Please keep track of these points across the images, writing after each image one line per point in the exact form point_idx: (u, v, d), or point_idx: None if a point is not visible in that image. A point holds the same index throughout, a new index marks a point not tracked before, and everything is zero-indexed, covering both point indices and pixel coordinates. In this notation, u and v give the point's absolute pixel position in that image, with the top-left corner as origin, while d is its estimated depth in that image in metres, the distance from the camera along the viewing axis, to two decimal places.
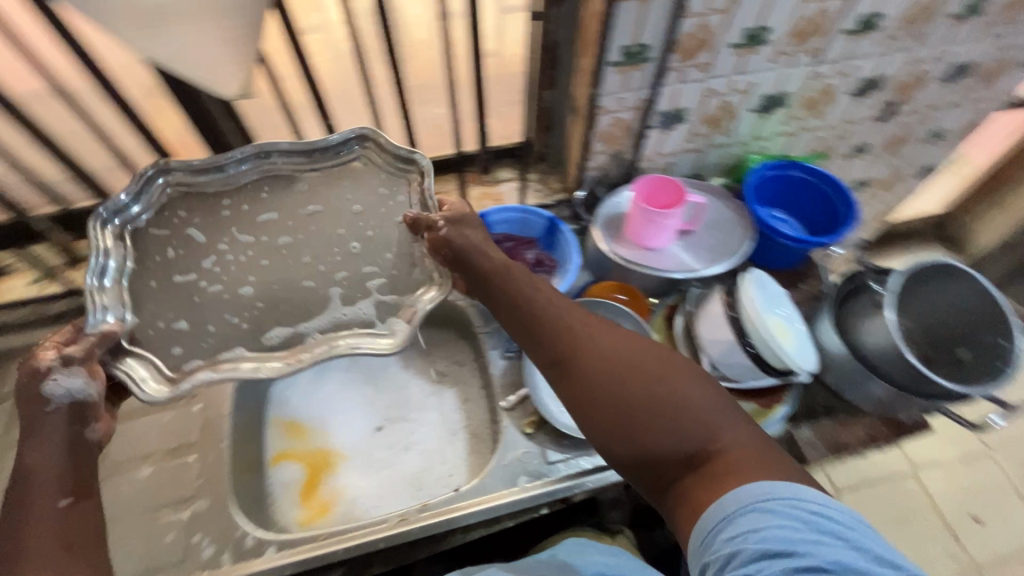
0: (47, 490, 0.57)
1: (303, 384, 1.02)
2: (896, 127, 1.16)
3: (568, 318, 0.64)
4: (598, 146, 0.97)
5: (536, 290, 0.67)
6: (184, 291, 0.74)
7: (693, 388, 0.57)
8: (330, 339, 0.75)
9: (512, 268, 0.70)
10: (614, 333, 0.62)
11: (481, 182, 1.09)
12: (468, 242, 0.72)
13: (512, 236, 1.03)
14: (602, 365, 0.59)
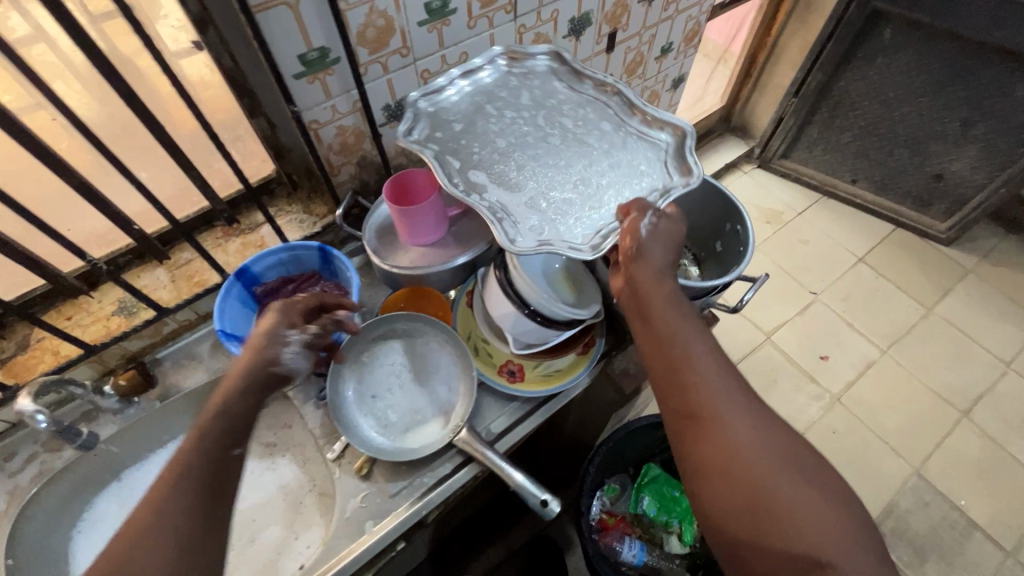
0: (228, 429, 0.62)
1: (114, 520, 0.89)
2: (625, 53, 1.24)
3: (710, 376, 0.65)
4: (336, 158, 0.91)
5: (692, 343, 0.67)
6: (477, 131, 0.83)
7: (791, 481, 0.60)
8: (616, 181, 0.80)
9: (671, 311, 0.69)
10: (738, 389, 0.66)
11: (238, 232, 0.97)
12: (645, 259, 0.70)
13: (289, 277, 0.95)
14: (705, 446, 0.63)
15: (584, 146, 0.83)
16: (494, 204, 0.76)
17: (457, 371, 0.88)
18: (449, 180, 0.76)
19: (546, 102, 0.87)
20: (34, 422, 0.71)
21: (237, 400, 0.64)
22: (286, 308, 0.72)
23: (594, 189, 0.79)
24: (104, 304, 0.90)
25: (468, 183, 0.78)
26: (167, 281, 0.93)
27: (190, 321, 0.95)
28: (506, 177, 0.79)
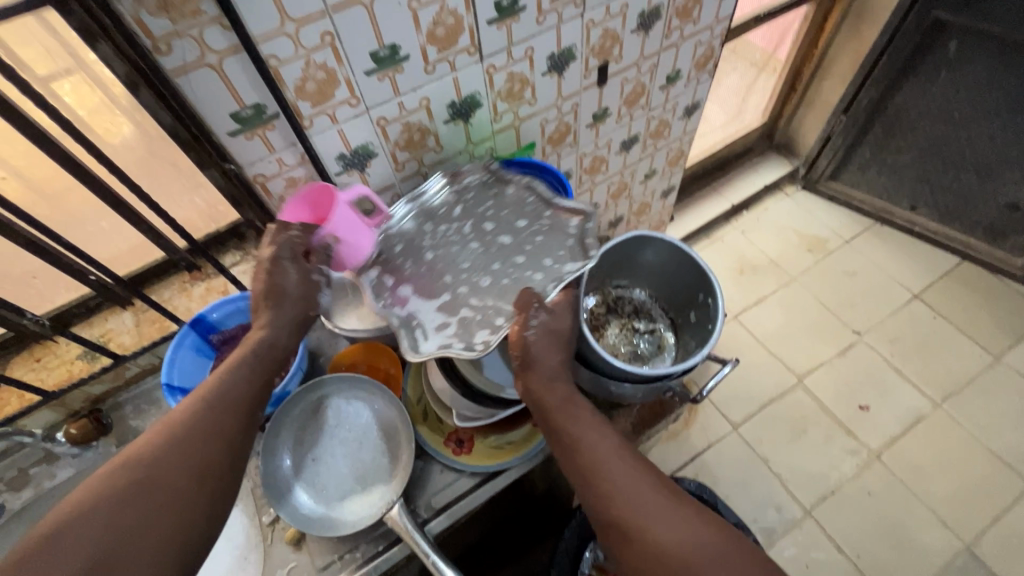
0: (251, 396, 0.68)
1: None
2: (623, 85, 1.14)
3: (619, 478, 0.63)
4: (291, 207, 0.88)
5: (606, 448, 0.65)
6: (422, 237, 0.83)
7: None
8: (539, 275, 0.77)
9: (577, 416, 0.68)
10: (657, 485, 0.64)
11: (203, 277, 0.97)
12: (544, 363, 0.70)
13: (248, 325, 0.94)
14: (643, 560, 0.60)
15: (507, 243, 0.81)
16: (410, 315, 0.76)
17: (400, 435, 0.84)
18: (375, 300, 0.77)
19: (475, 210, 0.85)
20: None
21: (240, 381, 0.68)
22: (281, 265, 0.73)
23: (521, 279, 0.77)
24: (69, 349, 0.91)
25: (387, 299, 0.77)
26: (131, 326, 0.94)
27: (152, 366, 0.95)
28: (431, 285, 0.79)
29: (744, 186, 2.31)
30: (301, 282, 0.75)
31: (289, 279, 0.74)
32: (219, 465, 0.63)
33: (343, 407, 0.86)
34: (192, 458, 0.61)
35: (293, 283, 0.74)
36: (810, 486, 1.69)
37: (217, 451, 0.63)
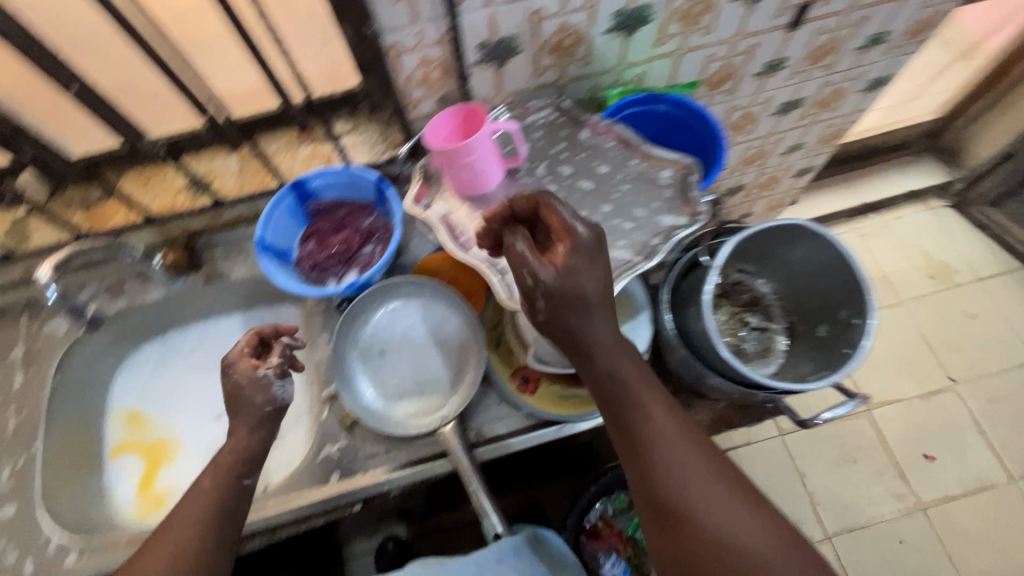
0: (235, 467, 0.68)
1: (145, 373, 0.98)
2: (814, 36, 0.95)
3: (653, 418, 0.57)
4: (415, 90, 0.81)
5: (676, 439, 0.56)
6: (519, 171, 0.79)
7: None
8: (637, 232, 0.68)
9: (639, 392, 0.59)
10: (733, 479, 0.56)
11: (310, 140, 0.94)
12: (565, 317, 0.58)
13: (344, 202, 0.91)
14: (702, 554, 0.52)
15: (591, 189, 0.74)
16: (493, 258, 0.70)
17: (468, 354, 0.82)
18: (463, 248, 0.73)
19: (547, 151, 0.80)
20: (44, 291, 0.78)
21: (255, 442, 0.71)
22: (234, 367, 0.73)
23: (614, 233, 0.69)
24: (175, 178, 0.92)
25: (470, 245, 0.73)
26: (235, 171, 0.93)
27: (246, 216, 0.95)
28: None
29: (883, 186, 2.03)
30: (246, 379, 0.72)
31: (240, 374, 0.72)
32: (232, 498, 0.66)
33: (412, 315, 0.84)
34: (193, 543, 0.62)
35: (243, 382, 0.72)
36: (840, 514, 1.63)
37: (213, 526, 0.64)
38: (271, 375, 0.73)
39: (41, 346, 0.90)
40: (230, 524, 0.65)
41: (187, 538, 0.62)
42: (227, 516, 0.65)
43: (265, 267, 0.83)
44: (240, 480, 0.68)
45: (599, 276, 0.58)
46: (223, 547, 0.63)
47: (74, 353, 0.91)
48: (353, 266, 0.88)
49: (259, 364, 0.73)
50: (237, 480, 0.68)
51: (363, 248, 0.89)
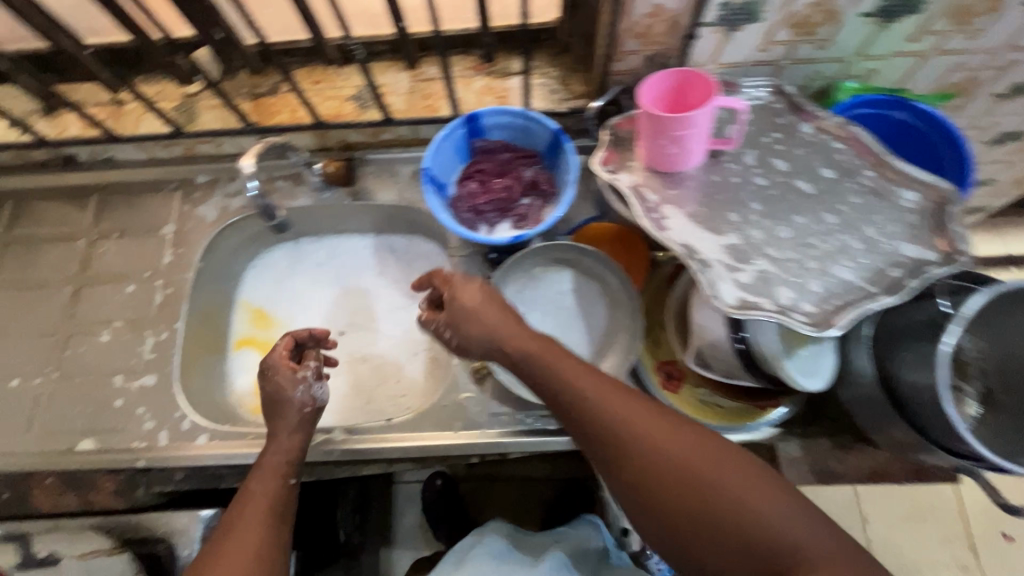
0: (281, 468, 0.70)
1: (275, 273, 0.99)
2: None
3: (557, 368, 0.61)
4: (629, 41, 0.72)
5: (558, 390, 0.61)
6: (727, 156, 0.71)
7: (785, 514, 0.50)
8: (865, 256, 0.61)
9: (585, 386, 0.60)
10: (632, 420, 0.57)
11: (487, 72, 0.88)
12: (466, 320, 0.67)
13: (510, 146, 0.86)
14: (674, 497, 0.53)
15: (810, 194, 0.66)
16: (689, 245, 0.64)
17: (617, 337, 0.77)
18: (661, 229, 0.66)
19: (760, 140, 0.72)
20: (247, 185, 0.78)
21: (294, 440, 0.73)
22: (274, 368, 0.76)
23: (842, 252, 0.61)
24: (345, 85, 0.89)
25: (671, 228, 0.66)
26: (405, 90, 0.88)
27: (404, 139, 0.92)
28: (714, 217, 0.67)
29: None
30: (288, 378, 0.75)
31: (280, 376, 0.75)
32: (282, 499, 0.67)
33: (563, 281, 0.80)
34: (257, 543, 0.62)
35: (283, 381, 0.75)
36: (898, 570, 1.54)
37: (274, 528, 0.65)
38: (309, 375, 0.77)
39: (190, 227, 0.91)
40: (284, 525, 0.66)
41: (256, 540, 0.62)
42: (277, 516, 0.66)
43: (428, 199, 0.79)
44: (286, 481, 0.70)
45: (489, 311, 0.67)
46: (286, 550, 0.65)
47: (219, 242, 0.92)
48: (508, 217, 0.84)
49: (298, 368, 0.77)
50: (285, 481, 0.69)
51: (521, 199, 0.85)
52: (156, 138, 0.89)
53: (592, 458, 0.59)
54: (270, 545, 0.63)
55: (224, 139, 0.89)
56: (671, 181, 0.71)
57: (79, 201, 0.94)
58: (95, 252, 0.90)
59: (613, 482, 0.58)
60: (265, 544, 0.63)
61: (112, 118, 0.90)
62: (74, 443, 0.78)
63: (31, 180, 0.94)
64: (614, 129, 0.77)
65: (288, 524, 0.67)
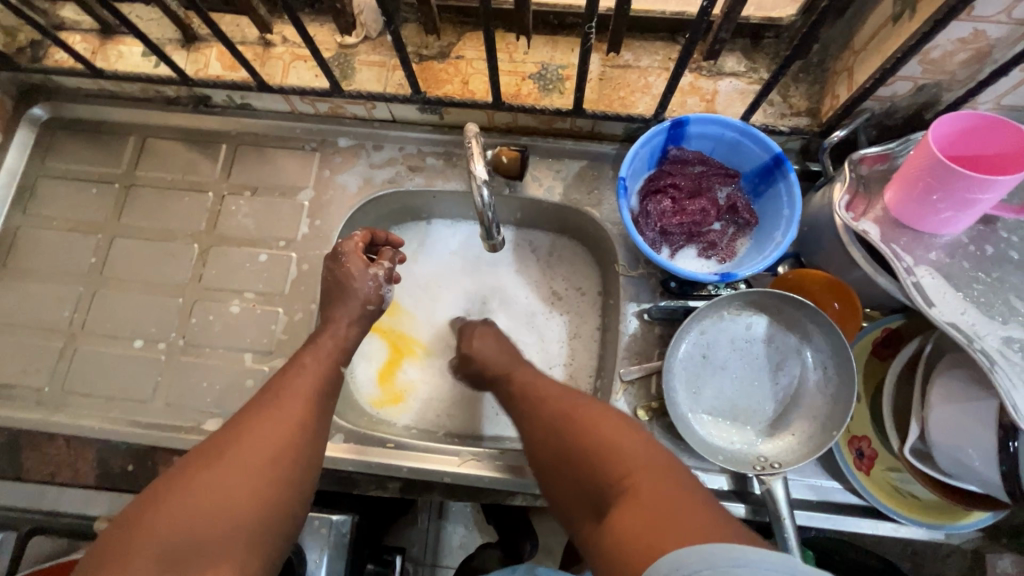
0: (335, 352, 0.67)
1: (406, 256, 0.90)
2: None
3: (527, 379, 0.72)
4: (914, 65, 0.60)
5: (517, 378, 0.73)
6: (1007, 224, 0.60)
7: (636, 466, 0.56)
8: None
9: (522, 375, 0.73)
10: (551, 404, 0.66)
11: (695, 68, 0.75)
12: (472, 349, 0.79)
13: (710, 160, 0.74)
14: (567, 457, 0.61)
15: None
16: (970, 329, 0.53)
17: (807, 402, 0.68)
18: (933, 307, 0.55)
19: None
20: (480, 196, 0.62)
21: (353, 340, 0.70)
22: (346, 257, 0.72)
23: None
24: (526, 60, 0.77)
25: (945, 306, 0.55)
26: (595, 75, 0.76)
27: (579, 131, 0.81)
28: (993, 299, 0.55)
29: None
30: (360, 273, 0.71)
31: (352, 266, 0.71)
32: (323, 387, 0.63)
33: (755, 332, 0.70)
34: (298, 423, 0.58)
35: (355, 274, 0.71)
36: None
37: (314, 415, 0.61)
38: (380, 277, 0.72)
39: (329, 196, 0.82)
40: (325, 414, 0.63)
41: (283, 420, 0.58)
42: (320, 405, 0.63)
43: (622, 214, 0.69)
44: (336, 368, 0.66)
45: (490, 344, 0.78)
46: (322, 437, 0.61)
47: (358, 217, 0.83)
48: (696, 242, 0.74)
49: (371, 264, 0.72)
50: (333, 367, 0.66)
51: (713, 224, 0.74)
52: (304, 89, 0.78)
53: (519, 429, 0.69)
54: (309, 424, 0.60)
55: (381, 103, 0.79)
56: (927, 242, 0.60)
57: (209, 148, 0.85)
58: (224, 209, 0.82)
59: (530, 452, 0.66)
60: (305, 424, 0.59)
61: (258, 61, 0.80)
62: (201, 421, 0.73)
63: (158, 117, 0.85)
64: (856, 166, 0.65)
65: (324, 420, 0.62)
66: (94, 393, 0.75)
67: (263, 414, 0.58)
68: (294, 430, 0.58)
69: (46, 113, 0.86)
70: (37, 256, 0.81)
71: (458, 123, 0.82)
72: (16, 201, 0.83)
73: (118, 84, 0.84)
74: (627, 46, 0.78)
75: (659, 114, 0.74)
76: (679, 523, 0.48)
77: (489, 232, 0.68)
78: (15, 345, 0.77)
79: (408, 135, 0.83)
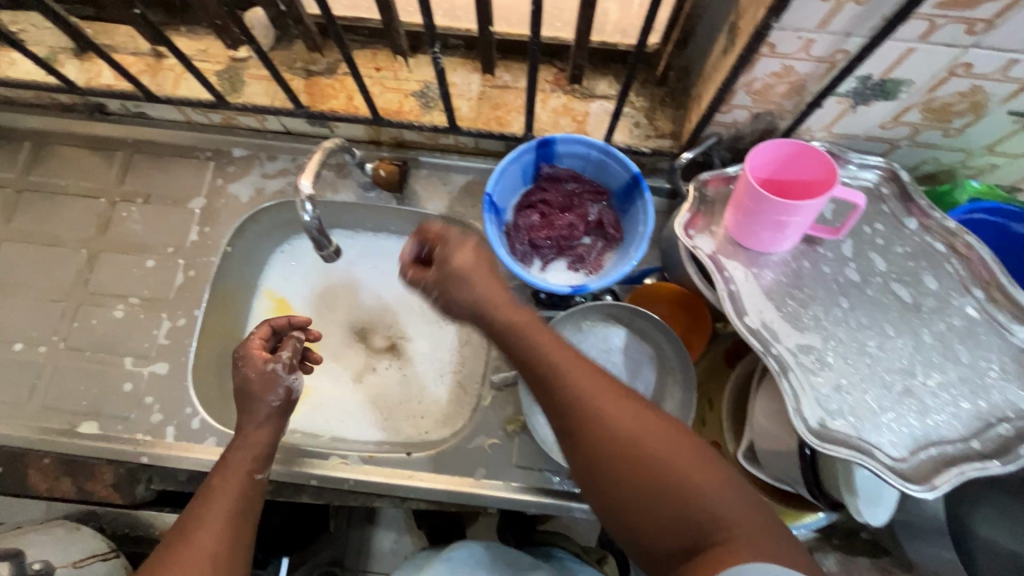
0: (247, 465, 0.62)
1: (304, 263, 0.92)
2: None
3: (513, 332, 0.56)
4: (741, 95, 0.64)
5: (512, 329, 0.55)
6: (827, 244, 0.64)
7: (709, 484, 0.48)
8: (960, 391, 0.55)
9: (517, 339, 0.55)
10: (576, 386, 0.52)
11: (568, 90, 0.79)
12: (460, 290, 0.57)
13: (580, 178, 0.78)
14: (592, 449, 0.50)
15: (907, 303, 0.60)
16: (769, 340, 0.58)
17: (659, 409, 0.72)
18: (744, 315, 0.60)
19: (863, 231, 0.65)
20: (300, 210, 0.64)
21: (269, 436, 0.65)
22: (245, 359, 0.67)
23: (929, 375, 0.56)
24: (410, 79, 0.80)
25: (755, 315, 0.60)
26: (475, 94, 0.80)
27: (464, 146, 0.84)
28: (798, 311, 0.60)
29: None
30: (257, 373, 0.66)
31: (250, 368, 0.66)
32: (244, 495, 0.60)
33: (613, 341, 0.74)
34: (213, 548, 0.54)
35: (253, 377, 0.66)
36: None
37: (235, 526, 0.57)
38: (280, 370, 0.67)
39: (220, 205, 0.84)
40: (247, 523, 0.59)
41: (207, 541, 0.54)
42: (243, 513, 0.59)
43: (487, 229, 0.72)
44: (252, 477, 0.62)
45: (487, 283, 0.57)
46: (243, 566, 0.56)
47: (249, 226, 0.85)
48: (565, 255, 0.77)
49: (270, 358, 0.67)
50: (249, 478, 0.61)
51: (583, 239, 0.78)
52: (193, 101, 0.80)
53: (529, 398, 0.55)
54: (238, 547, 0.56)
55: (269, 116, 0.81)
56: (758, 260, 0.64)
57: (104, 155, 0.87)
58: (115, 215, 0.84)
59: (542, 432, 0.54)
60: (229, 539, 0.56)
61: (149, 73, 0.82)
62: (75, 424, 0.74)
63: (53, 123, 0.87)
64: (702, 186, 0.69)
65: (252, 522, 0.59)
66: None
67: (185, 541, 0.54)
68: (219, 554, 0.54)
69: None
70: None
71: (347, 136, 0.85)
72: None
73: (11, 91, 0.85)
74: (507, 68, 0.81)
75: (531, 133, 0.77)
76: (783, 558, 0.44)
77: (315, 240, 0.67)
78: None
79: (300, 147, 0.86)
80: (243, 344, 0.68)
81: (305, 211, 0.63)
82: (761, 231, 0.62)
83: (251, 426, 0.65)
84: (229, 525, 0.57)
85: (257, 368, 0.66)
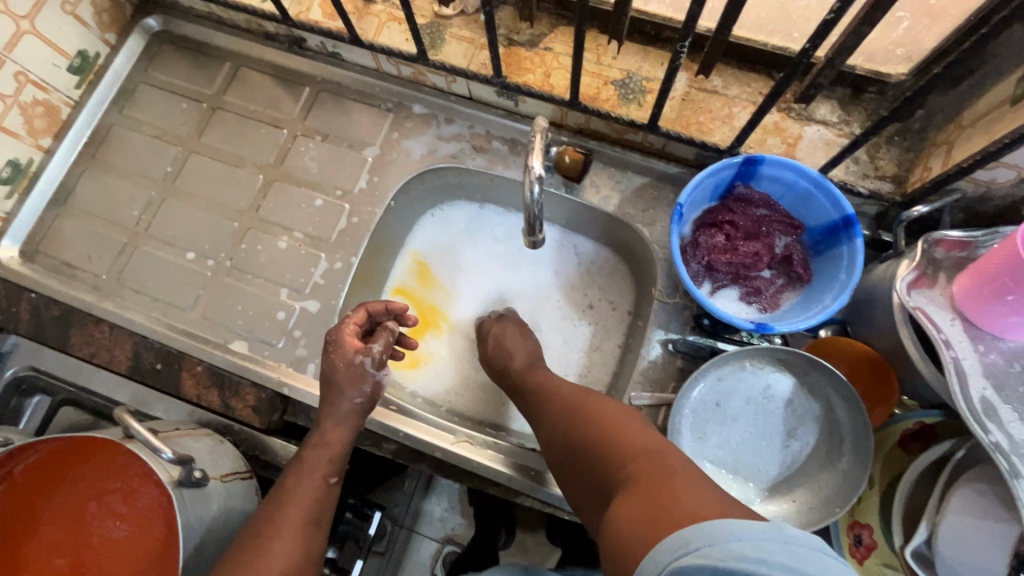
0: (322, 467, 0.64)
1: (452, 231, 0.91)
2: None
3: (543, 382, 0.70)
4: (1022, 154, 0.54)
5: (537, 379, 0.71)
6: None
7: (653, 461, 0.50)
8: None
9: (539, 376, 0.72)
10: (570, 406, 0.63)
11: (785, 108, 0.72)
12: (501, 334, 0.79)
13: (775, 205, 0.72)
14: (573, 456, 0.59)
15: None
16: (996, 430, 0.51)
17: (815, 473, 0.66)
18: (968, 390, 0.53)
19: None
20: (527, 191, 0.62)
21: (343, 437, 0.67)
22: (336, 345, 0.70)
23: None
24: (612, 65, 0.76)
25: (981, 396, 0.53)
26: (678, 95, 0.75)
27: (648, 146, 0.79)
28: None
29: None
30: (344, 364, 0.68)
31: (337, 356, 0.69)
32: (315, 503, 0.62)
33: (777, 387, 0.68)
34: (286, 556, 0.57)
35: (340, 367, 0.68)
36: None
37: (309, 530, 0.60)
38: (368, 365, 0.69)
39: (392, 158, 0.84)
40: (319, 531, 0.61)
41: (283, 550, 0.57)
42: (314, 521, 0.61)
43: (671, 240, 0.67)
44: (325, 480, 0.64)
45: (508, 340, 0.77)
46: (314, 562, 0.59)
47: (414, 184, 0.85)
48: (739, 285, 0.72)
49: (360, 348, 0.69)
50: (324, 480, 0.64)
51: (763, 272, 0.72)
52: (392, 51, 0.80)
53: (540, 435, 0.66)
54: (303, 552, 0.58)
55: (461, 79, 0.80)
56: (986, 341, 0.56)
57: (293, 88, 0.89)
58: (294, 148, 0.86)
59: (553, 461, 0.63)
60: (299, 551, 0.58)
61: (356, 15, 0.83)
62: (228, 341, 0.78)
63: (255, 49, 0.90)
64: (931, 247, 0.60)
65: (326, 527, 0.62)
66: (142, 290, 0.81)
67: (256, 550, 0.56)
68: (293, 567, 0.56)
69: (158, 26, 0.92)
70: (121, 155, 0.87)
71: (532, 113, 0.82)
72: (115, 99, 0.90)
73: (226, 12, 0.89)
74: (720, 72, 0.75)
75: (735, 148, 0.71)
76: (678, 503, 0.43)
77: (532, 226, 0.66)
78: (86, 231, 0.84)
79: (479, 114, 0.84)
80: (335, 330, 0.71)
81: (535, 192, 0.60)
82: (1007, 318, 0.53)
83: (330, 420, 0.67)
84: (306, 526, 0.60)
85: (344, 354, 0.68)
